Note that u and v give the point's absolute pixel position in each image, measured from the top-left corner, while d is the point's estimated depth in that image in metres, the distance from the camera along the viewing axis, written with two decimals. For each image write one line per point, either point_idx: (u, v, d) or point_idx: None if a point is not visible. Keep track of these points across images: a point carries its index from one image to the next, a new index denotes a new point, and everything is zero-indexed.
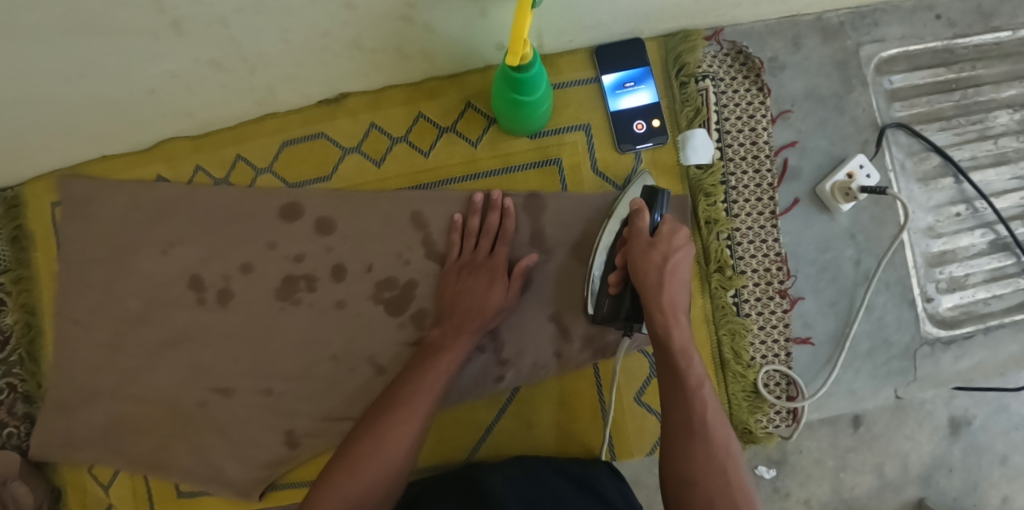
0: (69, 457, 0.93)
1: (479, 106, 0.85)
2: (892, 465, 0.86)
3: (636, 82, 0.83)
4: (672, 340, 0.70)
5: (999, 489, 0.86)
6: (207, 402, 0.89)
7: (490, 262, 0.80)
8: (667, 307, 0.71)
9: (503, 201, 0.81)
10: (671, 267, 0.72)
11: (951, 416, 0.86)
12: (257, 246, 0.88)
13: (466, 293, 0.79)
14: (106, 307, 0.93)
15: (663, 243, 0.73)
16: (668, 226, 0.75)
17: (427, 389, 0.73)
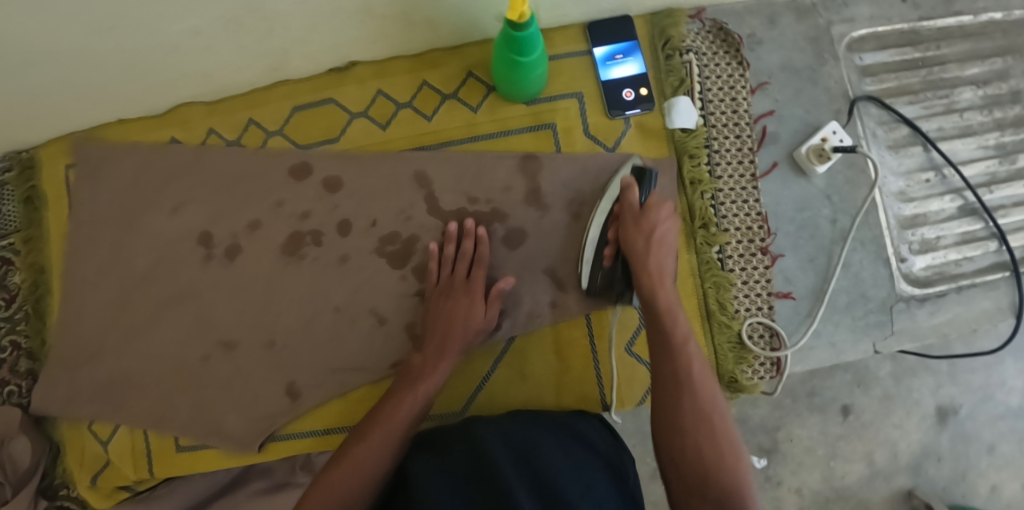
0: (71, 412, 0.95)
1: (479, 76, 0.91)
2: (882, 452, 1.04)
3: (625, 54, 0.89)
4: (659, 300, 0.74)
5: (988, 479, 1.04)
6: (210, 356, 0.92)
7: (468, 285, 0.83)
8: (655, 271, 0.76)
9: (477, 229, 0.85)
10: (658, 236, 0.78)
11: (939, 406, 1.04)
12: (266, 204, 0.92)
13: (447, 313, 0.82)
14: (115, 266, 0.96)
15: (651, 214, 0.79)
16: (655, 200, 0.80)
17: (418, 389, 0.77)
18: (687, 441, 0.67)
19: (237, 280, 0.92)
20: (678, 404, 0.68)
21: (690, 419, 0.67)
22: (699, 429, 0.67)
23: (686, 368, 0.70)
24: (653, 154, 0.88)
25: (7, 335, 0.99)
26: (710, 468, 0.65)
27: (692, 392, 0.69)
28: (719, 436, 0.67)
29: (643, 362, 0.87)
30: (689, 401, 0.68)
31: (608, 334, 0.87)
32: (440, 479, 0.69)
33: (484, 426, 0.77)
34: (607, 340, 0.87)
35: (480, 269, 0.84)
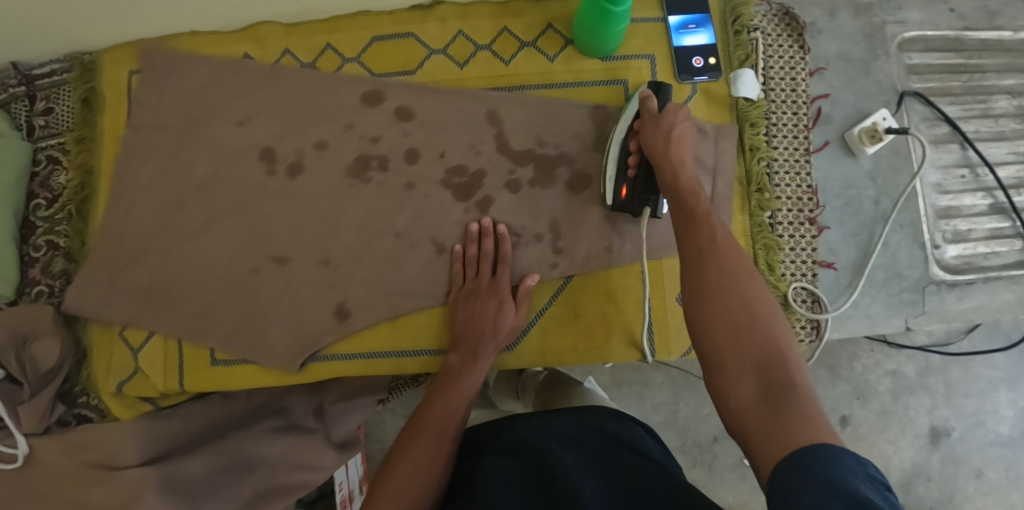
0: (106, 313, 0.95)
1: (558, 28, 0.94)
2: (876, 466, 1.17)
3: (697, 25, 0.94)
4: (682, 183, 0.75)
5: (974, 503, 1.16)
6: (260, 269, 0.93)
7: (495, 286, 0.87)
8: (674, 160, 0.77)
9: (497, 227, 0.88)
10: (676, 133, 0.79)
11: (933, 426, 1.17)
12: (336, 126, 0.94)
13: (475, 319, 0.86)
14: (171, 172, 0.97)
15: (669, 116, 0.80)
16: (673, 106, 0.82)
17: (460, 393, 0.81)
18: (719, 315, 0.65)
19: (297, 197, 0.93)
20: (711, 292, 0.66)
21: (724, 298, 0.66)
22: (732, 308, 0.65)
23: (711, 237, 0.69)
24: (715, 118, 0.93)
25: (45, 235, 1.00)
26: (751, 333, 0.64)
27: (714, 270, 0.68)
28: (755, 308, 0.65)
29: None
30: (715, 273, 0.67)
31: (661, 282, 0.90)
32: (507, 492, 0.68)
33: (533, 428, 0.76)
34: (660, 287, 0.90)
35: (506, 272, 0.87)
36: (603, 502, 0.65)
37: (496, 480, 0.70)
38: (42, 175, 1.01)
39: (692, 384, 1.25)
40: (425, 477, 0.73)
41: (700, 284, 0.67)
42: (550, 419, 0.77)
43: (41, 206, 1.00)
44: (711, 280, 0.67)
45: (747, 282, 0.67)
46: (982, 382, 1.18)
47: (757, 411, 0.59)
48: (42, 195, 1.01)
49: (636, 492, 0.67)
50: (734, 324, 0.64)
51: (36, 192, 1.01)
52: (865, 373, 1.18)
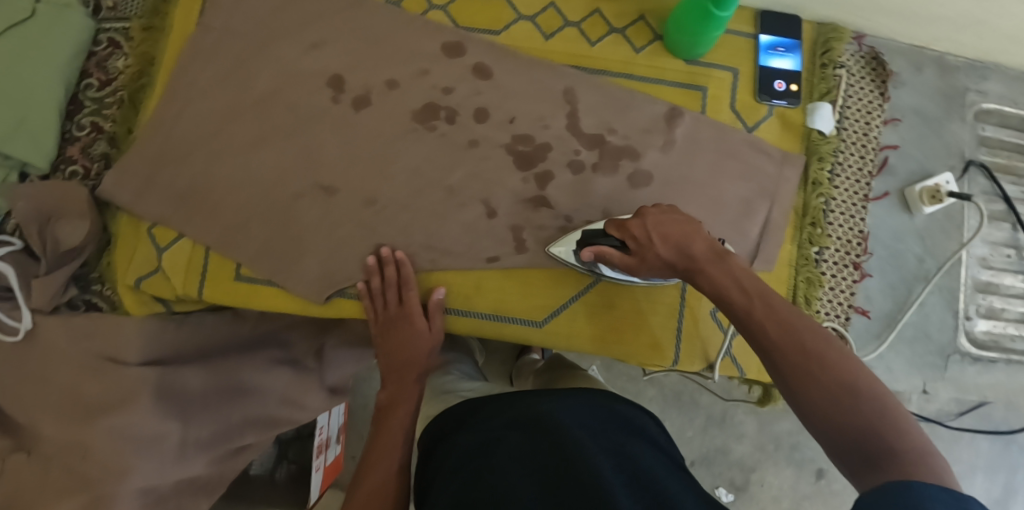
0: (138, 207, 0.94)
1: (651, 21, 0.93)
2: None
3: (787, 49, 0.94)
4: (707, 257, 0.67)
5: None
6: (304, 196, 0.91)
7: (404, 311, 0.87)
8: (693, 259, 0.68)
9: (395, 253, 0.88)
10: (666, 238, 0.70)
11: None
12: (409, 69, 0.92)
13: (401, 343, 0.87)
14: (232, 79, 0.95)
15: (643, 241, 0.71)
16: (625, 231, 0.73)
17: (408, 397, 0.86)
18: (803, 392, 0.58)
19: (354, 130, 0.92)
20: (789, 361, 0.60)
21: (814, 363, 0.59)
22: (826, 368, 0.58)
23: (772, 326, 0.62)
24: (784, 145, 0.92)
25: (90, 115, 1.00)
26: (855, 390, 0.57)
27: (780, 342, 0.61)
28: (833, 372, 0.58)
29: (722, 329, 0.90)
30: (786, 354, 0.60)
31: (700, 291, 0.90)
32: (517, 472, 0.66)
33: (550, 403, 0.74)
34: (697, 297, 0.90)
35: (411, 295, 0.87)
36: (618, 480, 0.64)
37: (508, 461, 0.68)
38: (101, 56, 1.01)
39: (680, 401, 1.29)
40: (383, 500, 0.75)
41: (773, 352, 0.61)
42: (562, 394, 0.77)
43: (93, 87, 1.01)
44: (788, 344, 0.60)
45: (824, 360, 0.59)
46: (962, 465, 1.20)
47: (857, 470, 0.54)
48: (96, 76, 1.01)
49: (651, 482, 0.65)
50: (821, 395, 0.57)
51: (90, 71, 1.01)
52: None
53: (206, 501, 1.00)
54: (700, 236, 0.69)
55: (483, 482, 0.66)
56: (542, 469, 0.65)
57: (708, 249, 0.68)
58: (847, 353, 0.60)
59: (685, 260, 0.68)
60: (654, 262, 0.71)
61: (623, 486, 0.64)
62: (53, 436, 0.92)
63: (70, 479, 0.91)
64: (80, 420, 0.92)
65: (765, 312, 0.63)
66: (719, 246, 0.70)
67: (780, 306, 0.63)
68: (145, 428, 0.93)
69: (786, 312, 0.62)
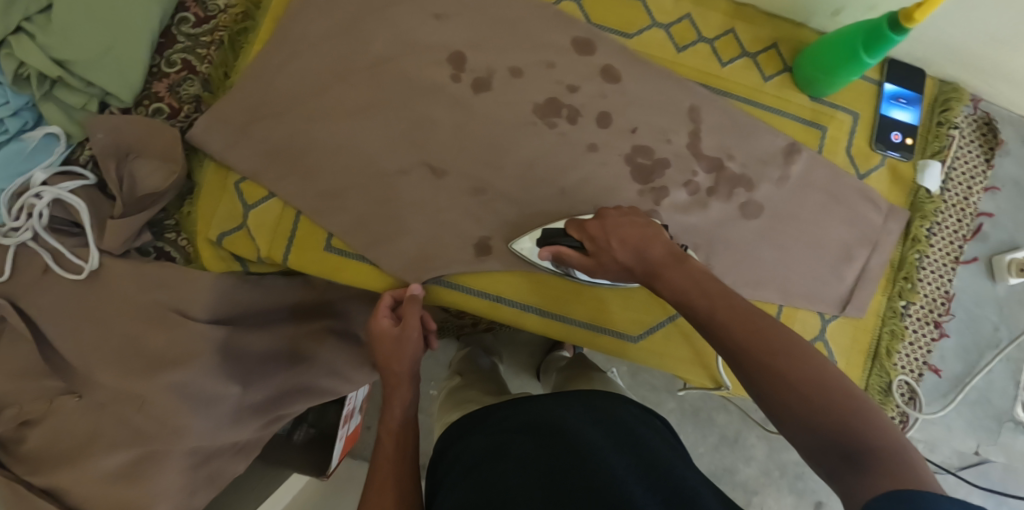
0: (229, 157, 0.89)
1: (782, 50, 0.92)
2: None
3: (908, 101, 0.94)
4: (670, 268, 0.69)
5: None
6: (409, 172, 0.88)
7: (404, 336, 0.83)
8: (657, 263, 0.70)
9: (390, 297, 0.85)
10: (624, 241, 0.72)
11: None
12: (535, 59, 0.89)
13: (394, 347, 0.82)
14: (345, 38, 0.90)
15: (603, 243, 0.74)
16: (585, 231, 0.76)
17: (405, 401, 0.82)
18: (776, 393, 0.58)
19: (470, 113, 0.88)
20: (757, 361, 0.59)
21: (782, 363, 0.59)
22: (794, 367, 0.58)
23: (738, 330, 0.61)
24: (890, 196, 0.93)
25: (182, 52, 0.94)
26: (823, 388, 0.57)
27: (748, 343, 0.61)
28: (802, 371, 0.58)
29: None
30: (755, 357, 0.60)
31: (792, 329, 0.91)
32: (534, 466, 0.67)
33: (555, 407, 0.76)
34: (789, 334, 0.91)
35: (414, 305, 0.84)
36: (633, 478, 0.64)
37: (520, 457, 0.69)
38: None
39: (696, 417, 1.30)
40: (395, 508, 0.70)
41: (740, 352, 0.61)
42: (566, 398, 0.78)
43: (188, 22, 0.95)
44: (756, 345, 0.60)
45: (791, 361, 0.59)
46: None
47: (845, 471, 0.54)
48: (194, 12, 0.95)
49: (668, 472, 0.66)
50: (793, 395, 0.57)
51: (186, 5, 0.95)
52: None
53: (245, 464, 0.96)
54: (660, 242, 0.71)
55: (498, 477, 0.67)
56: (558, 463, 0.66)
57: (665, 254, 0.69)
58: (815, 352, 0.60)
59: (643, 265, 0.70)
60: (610, 264, 0.74)
61: (638, 481, 0.64)
62: (108, 384, 0.89)
63: (122, 430, 0.89)
64: (140, 371, 0.89)
65: (729, 314, 0.63)
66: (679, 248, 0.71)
67: (746, 310, 0.63)
68: (205, 387, 0.90)
69: (755, 315, 0.62)
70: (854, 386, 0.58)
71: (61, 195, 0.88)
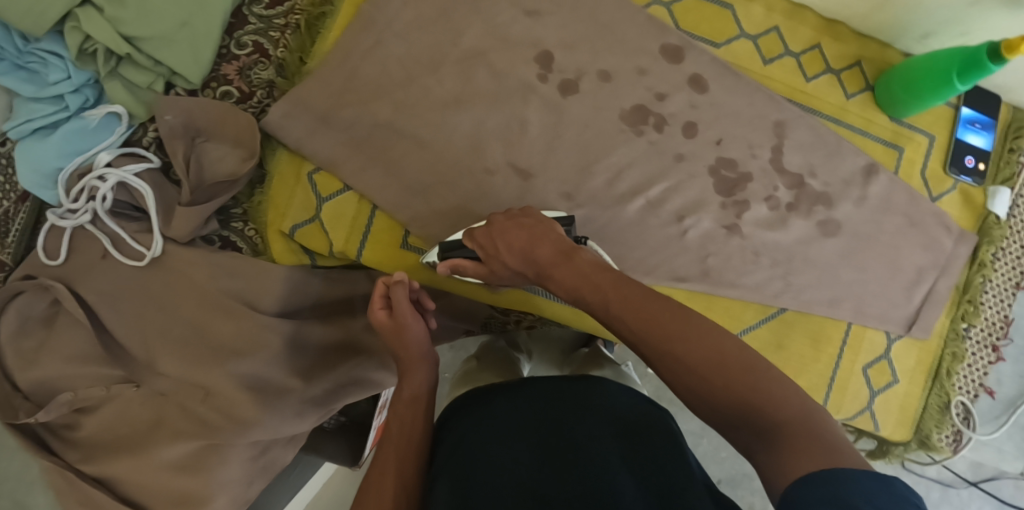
0: (308, 146, 0.86)
1: (866, 69, 0.92)
2: None
3: (982, 126, 0.94)
4: (560, 267, 0.67)
5: None
6: (496, 173, 0.85)
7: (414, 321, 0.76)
8: (547, 265, 0.68)
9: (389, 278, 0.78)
10: (510, 245, 0.71)
11: None
12: (626, 64, 0.87)
13: (393, 340, 0.76)
14: (434, 30, 0.87)
15: (491, 251, 0.72)
16: (472, 243, 0.75)
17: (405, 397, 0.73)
18: (687, 382, 0.56)
19: (561, 117, 0.86)
20: (654, 348, 0.58)
21: (679, 347, 0.57)
22: (688, 350, 0.57)
23: (632, 324, 0.60)
24: (961, 220, 0.94)
25: (253, 34, 0.89)
26: (724, 371, 0.55)
27: (650, 333, 0.59)
28: (706, 356, 0.56)
29: (870, 386, 0.92)
30: (657, 351, 0.58)
31: (860, 348, 0.91)
32: (513, 453, 0.61)
33: (542, 389, 0.70)
34: (857, 352, 0.91)
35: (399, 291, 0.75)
36: (626, 473, 0.58)
37: (495, 439, 0.63)
38: None
39: None
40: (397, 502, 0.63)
41: (640, 342, 0.59)
42: (558, 380, 0.72)
43: (260, 3, 0.90)
44: (653, 328, 0.59)
45: (694, 348, 0.57)
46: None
47: (765, 458, 0.51)
48: None
49: (664, 463, 0.59)
50: (694, 379, 0.56)
51: None
52: None
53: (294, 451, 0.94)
54: (548, 240, 0.70)
55: (474, 463, 0.61)
56: (545, 456, 0.60)
57: (553, 253, 0.68)
58: (720, 333, 0.58)
59: (531, 266, 0.69)
60: (502, 270, 0.73)
61: (630, 475, 0.58)
62: (174, 375, 0.86)
63: (188, 422, 0.86)
64: (206, 361, 0.86)
65: (620, 302, 0.62)
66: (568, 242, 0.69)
67: (635, 297, 0.61)
68: (266, 377, 0.88)
69: (651, 297, 0.61)
70: (755, 357, 0.56)
71: (127, 179, 0.84)
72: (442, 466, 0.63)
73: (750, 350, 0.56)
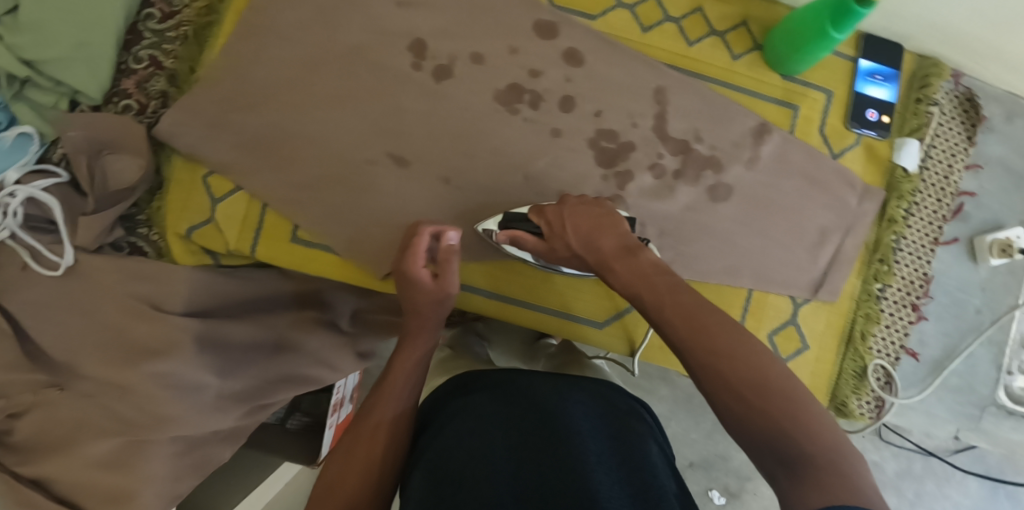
0: (201, 151, 0.88)
1: (752, 28, 0.90)
2: None
3: (884, 78, 0.91)
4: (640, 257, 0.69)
5: None
6: (376, 163, 0.87)
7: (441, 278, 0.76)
8: (613, 255, 0.70)
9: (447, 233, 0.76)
10: (585, 228, 0.73)
11: None
12: (498, 45, 0.88)
13: (426, 304, 0.76)
14: (313, 29, 0.88)
15: (556, 231, 0.75)
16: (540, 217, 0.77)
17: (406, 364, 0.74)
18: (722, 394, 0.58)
19: (436, 102, 0.87)
20: (702, 358, 0.59)
21: (725, 364, 0.58)
22: (733, 367, 0.58)
23: (682, 330, 0.61)
24: (868, 177, 0.91)
25: (149, 48, 0.93)
26: (759, 393, 0.57)
27: (704, 341, 0.60)
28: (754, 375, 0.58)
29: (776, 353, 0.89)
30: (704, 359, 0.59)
31: (761, 315, 0.89)
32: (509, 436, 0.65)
33: (541, 383, 0.73)
34: (759, 319, 0.89)
35: (453, 261, 0.75)
36: (603, 469, 0.61)
37: (501, 419, 0.67)
38: None
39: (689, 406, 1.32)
40: (382, 456, 0.67)
41: (687, 349, 0.61)
42: (561, 379, 0.75)
43: (153, 18, 0.94)
44: (702, 339, 0.60)
45: (739, 368, 0.58)
46: (948, 502, 1.29)
47: (786, 484, 0.53)
48: (159, 7, 0.94)
49: (640, 472, 0.63)
50: (728, 391, 0.58)
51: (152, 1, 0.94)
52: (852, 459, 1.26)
53: (231, 450, 0.98)
54: (620, 231, 0.72)
55: (462, 444, 0.65)
56: (543, 436, 0.64)
57: (616, 246, 0.70)
58: (768, 355, 0.59)
59: (592, 253, 0.72)
60: (563, 250, 0.75)
61: (610, 474, 0.61)
62: (90, 376, 0.87)
63: (108, 420, 0.88)
64: (121, 363, 0.87)
65: (676, 310, 0.63)
66: (635, 242, 0.72)
67: (691, 306, 0.63)
68: (186, 377, 0.88)
69: (710, 311, 0.62)
70: (798, 390, 0.57)
71: (34, 193, 0.87)
72: (453, 431, 0.67)
73: (798, 382, 0.58)
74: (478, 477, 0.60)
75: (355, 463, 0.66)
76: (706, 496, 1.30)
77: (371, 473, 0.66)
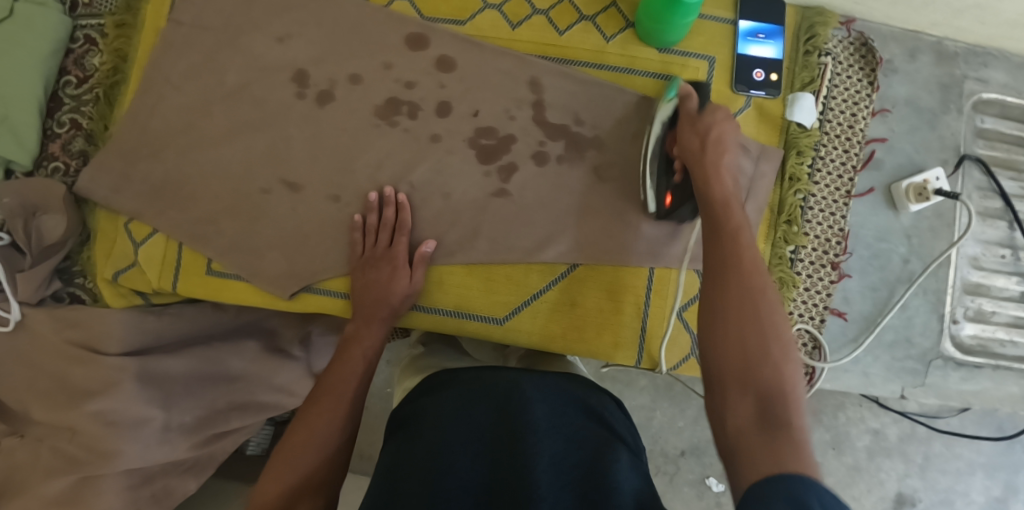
0: (115, 200, 0.93)
1: (622, 8, 0.90)
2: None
3: (767, 35, 0.88)
4: (716, 193, 0.70)
5: None
6: (271, 191, 0.91)
7: (390, 254, 0.86)
8: (712, 169, 0.72)
9: (397, 196, 0.87)
10: (714, 139, 0.74)
11: (899, 491, 1.14)
12: (373, 62, 0.91)
13: (377, 296, 0.84)
14: (202, 74, 0.93)
15: (702, 123, 0.76)
16: (712, 108, 0.77)
17: (356, 358, 0.80)
18: (735, 330, 0.60)
19: (321, 126, 0.91)
20: (724, 296, 0.62)
21: (750, 311, 0.61)
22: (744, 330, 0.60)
23: (733, 258, 0.64)
24: (762, 138, 0.88)
25: (69, 113, 0.99)
26: (750, 363, 0.58)
27: (739, 271, 0.63)
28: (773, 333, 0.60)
29: (688, 329, 0.90)
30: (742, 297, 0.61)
31: (667, 293, 0.89)
32: (466, 437, 0.62)
33: (515, 378, 0.69)
34: (664, 298, 0.89)
35: (404, 240, 0.86)
36: (555, 472, 0.58)
37: (466, 416, 0.64)
38: (78, 53, 1.01)
39: (671, 392, 1.19)
40: (326, 437, 0.71)
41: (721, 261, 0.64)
42: (535, 375, 0.70)
43: (71, 84, 1.00)
44: (729, 274, 0.63)
45: (776, 340, 0.60)
46: (961, 463, 1.14)
47: (754, 435, 0.55)
48: (74, 73, 1.00)
49: (594, 470, 0.60)
50: (736, 336, 0.60)
51: (68, 69, 1.00)
52: (845, 425, 1.13)
53: (195, 481, 1.00)
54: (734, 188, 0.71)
55: (424, 438, 0.63)
56: (497, 438, 0.61)
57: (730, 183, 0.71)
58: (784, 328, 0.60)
59: (708, 163, 0.73)
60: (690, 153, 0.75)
61: (561, 480, 0.58)
62: (40, 421, 0.93)
63: (58, 460, 0.92)
64: (65, 405, 0.92)
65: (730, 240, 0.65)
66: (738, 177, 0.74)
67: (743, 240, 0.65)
68: (129, 412, 0.92)
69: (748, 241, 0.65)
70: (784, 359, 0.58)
71: None
72: (411, 432, 0.65)
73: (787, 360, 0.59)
74: (436, 474, 0.58)
75: (292, 447, 0.70)
76: (702, 485, 1.16)
77: (313, 450, 0.70)
